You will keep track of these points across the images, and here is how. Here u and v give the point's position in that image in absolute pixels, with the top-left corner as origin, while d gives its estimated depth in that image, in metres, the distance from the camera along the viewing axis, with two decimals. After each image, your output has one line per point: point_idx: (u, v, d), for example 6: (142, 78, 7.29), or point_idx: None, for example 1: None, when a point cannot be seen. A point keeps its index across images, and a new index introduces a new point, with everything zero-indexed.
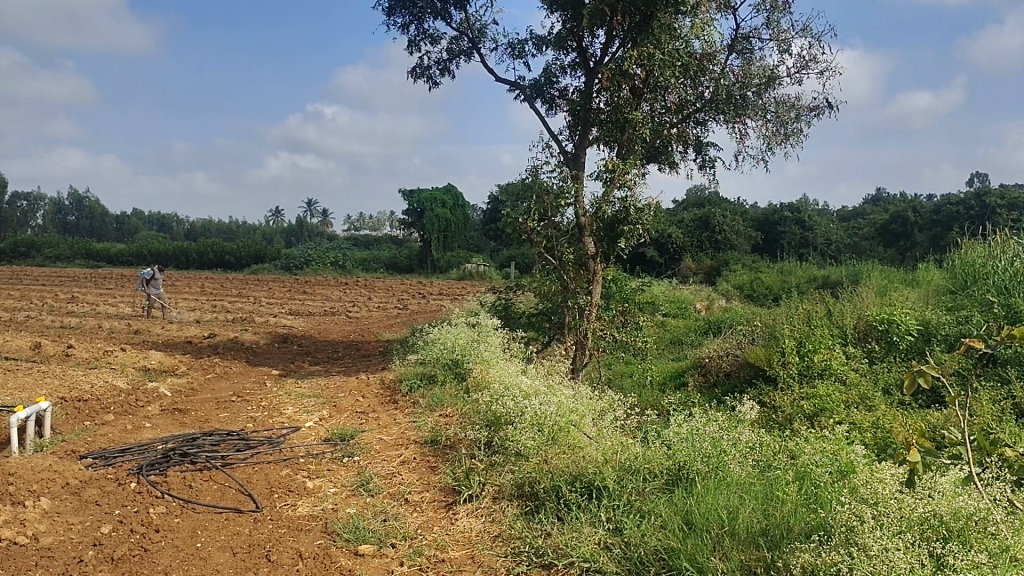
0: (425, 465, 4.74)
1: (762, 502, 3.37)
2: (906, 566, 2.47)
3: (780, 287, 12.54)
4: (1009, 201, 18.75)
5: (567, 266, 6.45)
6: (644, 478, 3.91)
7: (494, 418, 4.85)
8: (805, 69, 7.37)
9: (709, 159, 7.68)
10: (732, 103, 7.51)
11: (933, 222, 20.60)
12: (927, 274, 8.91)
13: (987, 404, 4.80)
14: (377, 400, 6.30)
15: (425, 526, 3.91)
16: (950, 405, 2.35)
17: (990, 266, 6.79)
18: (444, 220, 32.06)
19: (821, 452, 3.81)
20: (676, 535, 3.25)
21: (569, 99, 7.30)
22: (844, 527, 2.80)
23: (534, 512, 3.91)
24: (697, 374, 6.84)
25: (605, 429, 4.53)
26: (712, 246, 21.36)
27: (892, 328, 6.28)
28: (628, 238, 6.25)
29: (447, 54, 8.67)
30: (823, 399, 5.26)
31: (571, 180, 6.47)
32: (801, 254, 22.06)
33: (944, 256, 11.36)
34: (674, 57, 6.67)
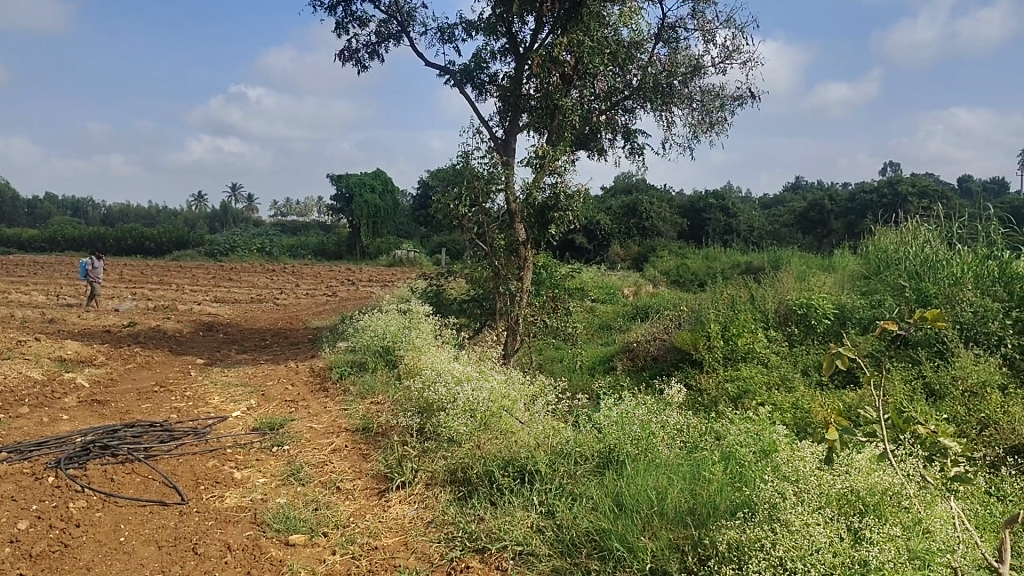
0: (356, 453, 4.70)
1: (689, 482, 3.46)
2: (825, 541, 2.59)
3: (705, 272, 12.85)
4: (919, 189, 19.61)
5: (498, 252, 6.46)
6: (575, 461, 3.96)
7: (426, 404, 4.85)
8: (729, 59, 7.51)
9: (637, 147, 7.76)
10: (658, 90, 7.59)
11: (849, 210, 21.35)
12: (842, 260, 9.25)
13: (899, 384, 5.02)
14: (306, 388, 6.21)
15: (357, 513, 3.89)
16: (865, 387, 2.44)
17: (902, 252, 7.08)
18: (373, 205, 31.71)
19: (745, 432, 3.94)
20: (607, 516, 3.31)
21: (499, 84, 7.26)
22: (767, 504, 2.90)
23: (466, 497, 3.92)
24: (625, 358, 6.96)
25: (536, 414, 4.57)
26: (640, 233, 21.69)
27: (811, 312, 6.50)
28: (558, 224, 6.35)
29: (376, 37, 8.54)
30: (746, 381, 5.42)
31: (501, 165, 6.42)
32: (725, 240, 22.62)
33: (859, 242, 11.85)
34: (603, 45, 6.73)
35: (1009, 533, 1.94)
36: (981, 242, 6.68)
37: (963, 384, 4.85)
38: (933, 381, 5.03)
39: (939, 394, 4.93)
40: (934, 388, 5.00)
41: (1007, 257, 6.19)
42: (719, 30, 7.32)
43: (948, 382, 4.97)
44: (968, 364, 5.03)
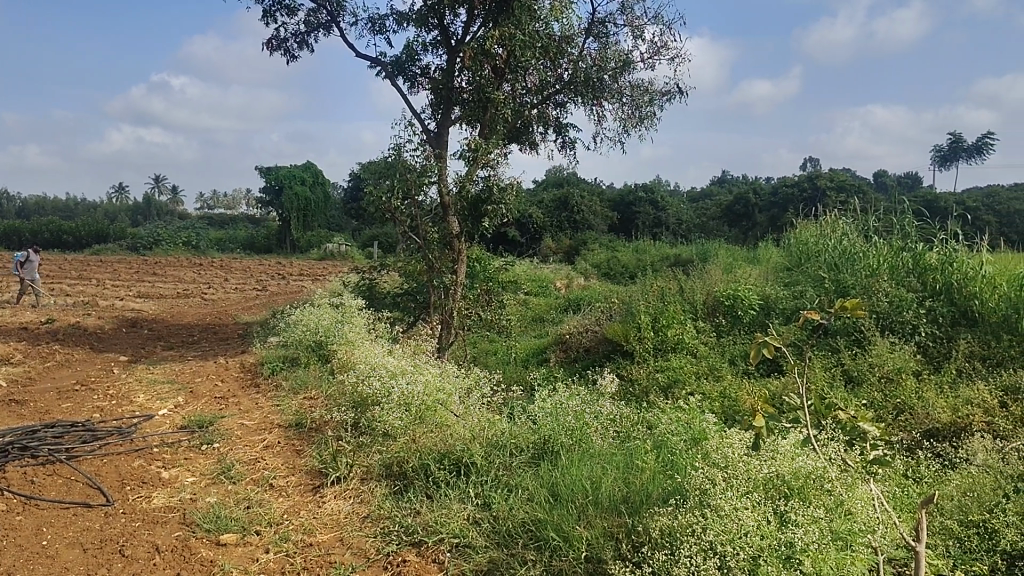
0: (289, 449, 4.64)
1: (623, 471, 3.52)
2: (753, 524, 2.68)
3: (635, 265, 13.08)
4: (837, 183, 20.34)
5: (431, 245, 6.43)
6: (511, 452, 3.99)
7: (361, 399, 4.82)
8: (658, 54, 7.62)
9: (568, 140, 7.82)
10: (589, 85, 7.63)
11: (772, 203, 21.94)
12: (766, 252, 9.54)
13: (820, 371, 5.21)
14: (237, 384, 6.09)
15: (291, 510, 3.84)
16: (788, 374, 2.55)
17: (822, 245, 7.33)
18: (303, 198, 31.25)
19: (676, 421, 4.03)
20: (543, 507, 3.36)
21: (431, 77, 7.21)
22: (698, 490, 2.99)
23: (403, 491, 3.91)
24: (558, 349, 7.03)
25: (471, 407, 4.58)
26: (571, 227, 21.88)
27: (737, 303, 6.68)
28: (491, 217, 6.36)
29: (305, 27, 8.39)
30: (676, 370, 5.54)
31: (434, 158, 6.39)
32: (654, 233, 23.03)
33: (781, 235, 12.24)
34: (534, 39, 6.76)
35: (924, 513, 2.03)
36: (897, 234, 6.95)
37: (880, 371, 5.06)
38: (851, 368, 5.23)
39: (857, 380, 5.13)
40: (853, 375, 5.19)
41: (920, 249, 6.47)
42: (648, 26, 7.42)
43: (866, 369, 5.16)
44: (885, 352, 5.24)
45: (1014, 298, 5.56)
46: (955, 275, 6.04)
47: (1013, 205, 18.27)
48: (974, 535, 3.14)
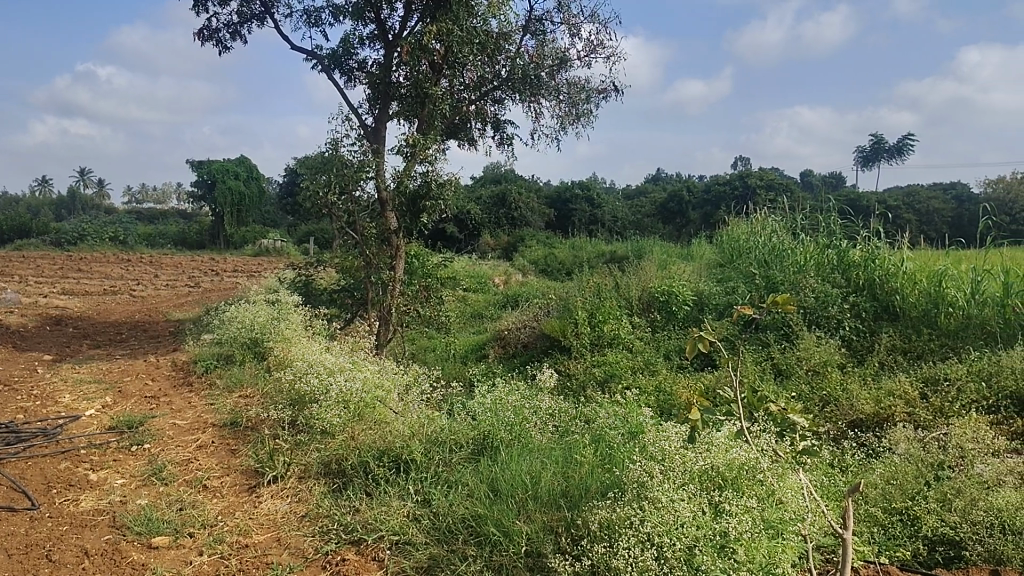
0: (223, 449, 4.55)
1: (562, 466, 3.56)
2: (689, 515, 2.75)
3: (572, 261, 13.19)
4: (766, 182, 20.87)
5: (369, 241, 6.35)
6: (450, 448, 3.99)
7: (298, 396, 4.75)
8: (595, 52, 7.69)
9: (506, 137, 7.82)
10: (527, 82, 7.57)
11: (704, 201, 22.40)
12: (699, 249, 9.73)
13: (751, 365, 5.34)
14: (168, 383, 5.94)
15: (226, 511, 3.77)
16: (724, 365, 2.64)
17: (753, 242, 7.52)
18: (236, 193, 30.65)
19: (613, 415, 4.08)
20: (482, 502, 3.37)
21: (367, 72, 7.08)
22: (635, 483, 3.05)
23: (341, 489, 3.88)
24: (497, 345, 7.04)
25: (410, 404, 4.56)
26: (509, 223, 21.92)
27: (672, 299, 6.79)
28: (429, 213, 6.38)
29: (238, 18, 8.21)
30: (613, 365, 5.62)
31: (371, 153, 6.33)
32: (590, 230, 23.26)
33: (713, 233, 12.51)
34: (472, 35, 6.74)
35: (850, 501, 2.13)
36: (823, 232, 7.19)
37: (807, 365, 5.22)
38: (780, 362, 5.37)
39: (786, 373, 5.28)
40: (782, 368, 5.34)
41: (845, 246, 6.70)
42: (584, 24, 7.47)
43: (795, 362, 5.32)
44: (811, 345, 5.41)
45: (933, 294, 5.84)
46: (878, 271, 6.29)
47: (931, 204, 19.08)
48: (898, 522, 3.28)
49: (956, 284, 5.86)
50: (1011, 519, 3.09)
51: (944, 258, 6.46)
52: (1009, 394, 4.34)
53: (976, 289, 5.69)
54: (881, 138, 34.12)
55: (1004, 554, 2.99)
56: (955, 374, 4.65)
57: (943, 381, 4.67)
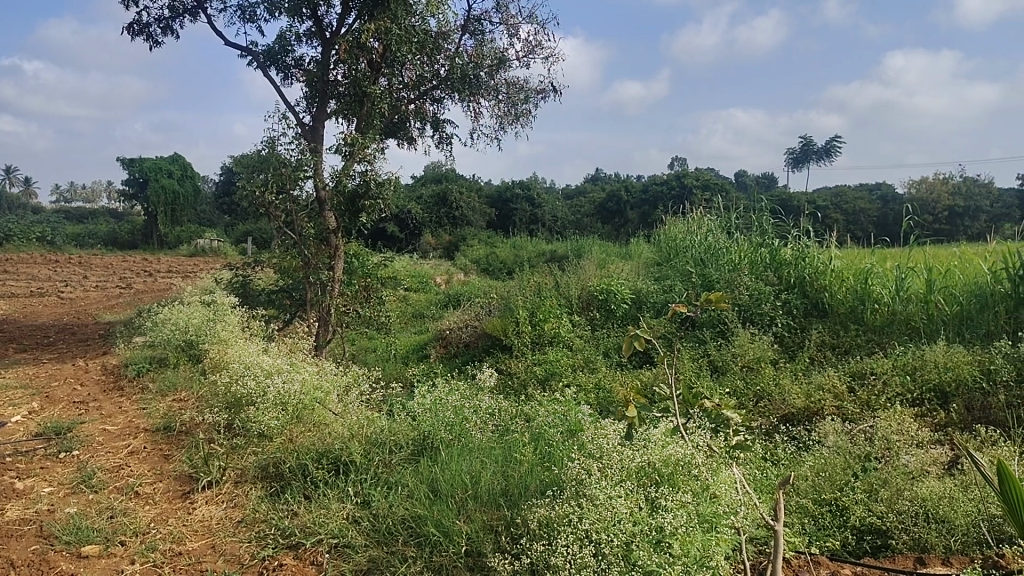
0: (156, 454, 4.45)
1: (502, 465, 3.58)
2: (626, 511, 2.79)
3: (513, 260, 13.24)
4: (702, 182, 21.26)
5: (308, 241, 6.21)
6: (390, 449, 3.97)
7: (235, 399, 4.66)
8: (534, 52, 7.72)
9: (446, 136, 7.79)
10: (465, 82, 7.54)
11: (641, 201, 22.68)
12: (638, 248, 9.86)
13: (688, 362, 5.43)
14: (98, 388, 5.78)
15: (159, 518, 3.69)
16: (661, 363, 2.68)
17: (690, 241, 7.65)
18: (170, 191, 29.98)
19: (553, 413, 4.10)
20: (422, 503, 3.37)
21: (303, 69, 6.95)
22: (574, 481, 3.08)
23: (279, 493, 3.82)
24: (438, 345, 7.02)
25: (350, 405, 4.54)
26: (450, 223, 21.88)
27: (611, 297, 6.86)
28: (369, 212, 6.35)
29: (169, 12, 8.02)
30: (553, 364, 5.66)
31: (309, 152, 6.24)
32: (531, 229, 23.36)
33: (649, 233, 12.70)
34: (410, 34, 6.69)
35: (780, 494, 2.23)
36: (756, 231, 7.36)
37: (741, 361, 5.33)
38: (716, 359, 5.48)
39: (721, 369, 5.39)
40: (717, 364, 5.45)
41: (777, 245, 6.86)
42: (523, 24, 7.49)
43: (730, 359, 5.43)
44: (746, 342, 5.53)
45: (860, 291, 6.03)
46: (808, 269, 6.46)
47: (857, 204, 19.71)
48: (828, 513, 3.38)
49: (882, 281, 6.06)
50: (933, 508, 3.22)
51: (871, 256, 6.69)
52: (931, 386, 4.51)
53: (900, 285, 5.90)
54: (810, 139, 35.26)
55: (927, 542, 3.12)
56: (881, 368, 4.81)
57: (869, 375, 4.83)
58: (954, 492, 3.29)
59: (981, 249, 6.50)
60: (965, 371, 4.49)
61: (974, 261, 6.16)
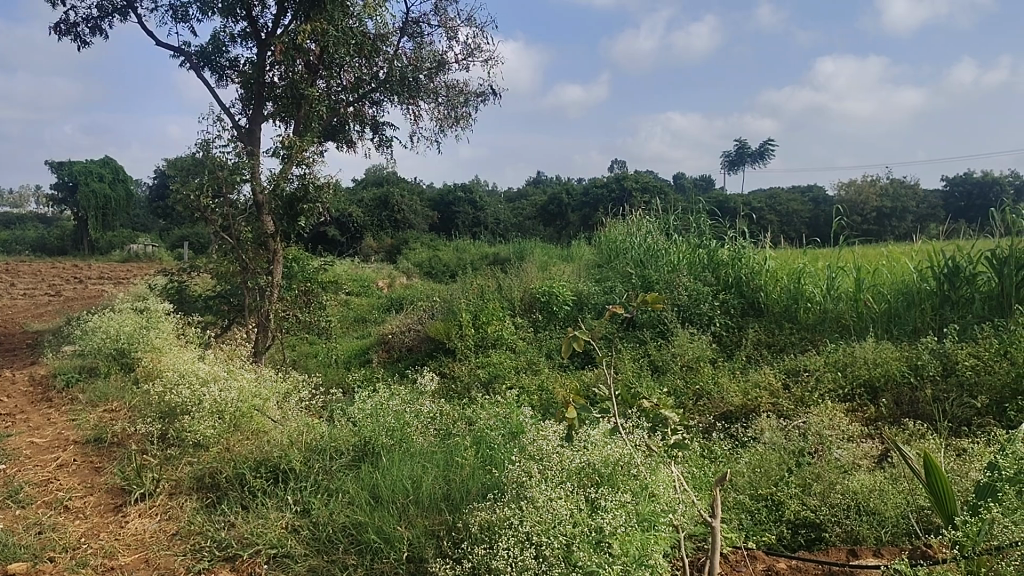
0: (87, 467, 4.32)
1: (443, 469, 3.56)
2: (566, 513, 2.80)
3: (455, 263, 13.23)
4: (641, 185, 21.56)
5: (245, 245, 6.10)
6: (331, 456, 3.92)
7: (169, 408, 4.55)
8: (473, 56, 7.71)
9: (385, 139, 7.73)
10: (405, 84, 7.49)
11: (582, 203, 22.88)
12: (579, 250, 9.94)
13: (628, 362, 5.49)
14: (26, 399, 5.58)
15: (89, 533, 3.58)
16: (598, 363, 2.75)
17: (630, 242, 7.74)
18: (102, 195, 29.19)
19: (495, 416, 4.10)
20: (363, 509, 3.34)
21: (238, 70, 6.81)
22: (515, 483, 3.09)
23: (216, 504, 3.74)
24: (381, 350, 6.96)
25: (289, 411, 4.48)
26: (392, 226, 21.74)
27: (552, 299, 6.89)
28: (308, 216, 6.29)
29: (98, 11, 7.80)
30: (496, 366, 5.66)
31: (246, 155, 6.12)
32: (474, 232, 23.38)
33: (588, 235, 12.82)
34: (348, 36, 6.62)
35: (719, 491, 2.45)
36: (694, 233, 7.48)
37: (681, 360, 5.41)
38: (656, 359, 5.54)
39: (662, 369, 5.45)
40: (658, 364, 5.50)
41: (714, 246, 6.98)
42: (462, 26, 7.47)
43: (669, 358, 5.50)
44: (685, 342, 5.61)
45: (793, 290, 6.18)
46: (744, 270, 6.59)
47: (790, 206, 20.24)
48: (764, 508, 3.44)
49: (815, 281, 6.22)
50: (865, 500, 3.31)
51: (804, 256, 6.86)
52: (862, 382, 4.64)
53: (832, 284, 6.06)
54: (745, 143, 36.21)
55: (860, 534, 3.19)
56: (814, 365, 4.93)
57: (803, 371, 4.95)
58: (884, 485, 3.39)
59: (908, 249, 6.71)
60: (893, 366, 4.62)
61: (902, 260, 6.36)
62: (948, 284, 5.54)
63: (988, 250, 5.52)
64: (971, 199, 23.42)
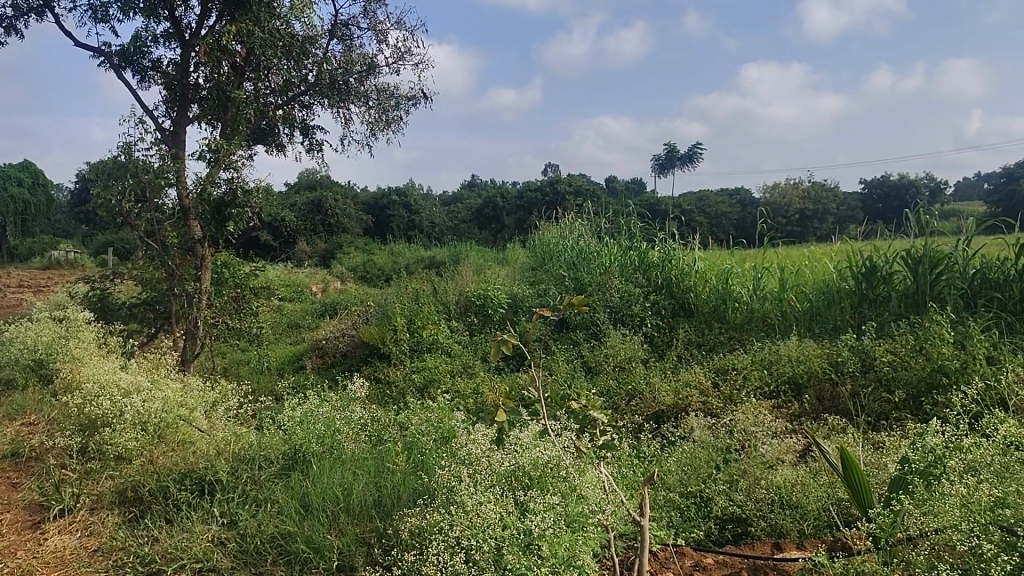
0: (3, 483, 4.15)
1: (374, 475, 3.53)
2: (495, 517, 2.80)
3: (390, 267, 13.15)
4: (575, 188, 21.77)
5: (171, 251, 5.94)
6: (260, 465, 3.85)
7: (90, 421, 4.41)
8: (404, 59, 7.66)
9: (316, 143, 7.63)
10: (334, 87, 7.41)
11: (517, 206, 22.98)
12: (514, 253, 9.97)
13: (562, 363, 5.53)
14: None
15: (5, 551, 3.44)
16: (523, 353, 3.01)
17: (563, 246, 7.81)
18: (21, 201, 28.19)
19: (427, 420, 4.08)
20: (292, 519, 3.29)
21: (161, 72, 6.63)
22: (445, 488, 3.07)
23: (139, 518, 3.64)
24: (314, 356, 6.86)
25: (218, 421, 4.41)
26: (326, 230, 21.53)
27: (488, 302, 6.90)
28: (236, 221, 6.18)
29: (14, 11, 7.52)
30: (432, 371, 5.63)
31: (170, 158, 5.96)
32: (409, 235, 23.28)
33: (520, 239, 12.88)
34: (275, 37, 6.54)
35: (648, 490, 2.50)
36: (625, 236, 7.58)
37: (614, 361, 5.46)
38: (589, 359, 5.59)
39: (595, 370, 5.50)
40: (591, 365, 5.55)
41: (645, 248, 7.08)
42: (392, 29, 7.42)
43: (602, 359, 5.55)
44: (617, 343, 5.67)
45: (722, 291, 6.30)
46: (674, 271, 6.71)
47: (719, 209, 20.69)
48: (693, 506, 3.49)
49: (741, 281, 6.36)
50: (788, 495, 3.39)
51: (732, 257, 7.00)
52: (787, 378, 4.75)
53: (758, 285, 6.20)
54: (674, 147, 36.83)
55: (784, 528, 3.26)
56: (742, 364, 5.04)
57: (731, 370, 5.05)
58: (806, 479, 3.48)
59: (829, 249, 6.92)
60: (816, 363, 4.75)
61: (823, 260, 6.57)
62: (867, 283, 5.72)
63: (903, 250, 5.72)
64: (888, 202, 24.18)
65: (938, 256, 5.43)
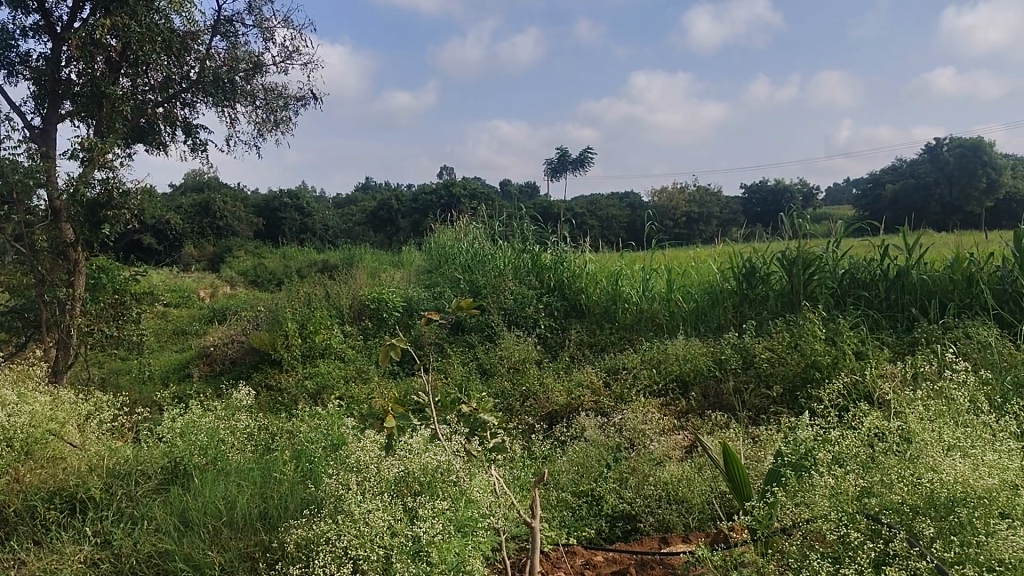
0: None
1: (260, 486, 3.42)
2: (384, 525, 2.74)
3: (278, 271, 12.84)
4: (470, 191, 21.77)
5: (42, 255, 5.61)
6: (137, 481, 3.68)
7: None
8: (292, 58, 7.48)
9: (200, 143, 7.35)
10: (218, 85, 7.17)
11: (412, 210, 22.82)
12: (409, 256, 9.90)
13: (457, 366, 5.51)
14: None
15: None
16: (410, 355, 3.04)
17: (458, 249, 7.80)
18: None
19: (316, 428, 4.00)
20: (171, 536, 3.15)
21: (29, 66, 6.25)
22: (333, 498, 3.00)
23: (4, 541, 3.41)
24: (201, 363, 6.63)
25: (92, 435, 4.19)
26: (214, 233, 20.86)
27: (382, 305, 6.81)
28: (112, 224, 5.92)
29: None
30: (324, 377, 5.52)
31: (40, 157, 5.62)
32: (301, 239, 22.80)
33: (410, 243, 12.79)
34: (153, 32, 6.27)
35: (537, 491, 2.52)
36: (517, 238, 7.64)
37: (508, 362, 5.47)
38: (484, 361, 5.60)
39: (489, 371, 5.50)
40: (485, 367, 5.56)
41: (537, 251, 7.15)
42: (279, 27, 7.23)
43: (497, 361, 5.57)
44: (511, 344, 5.69)
45: (611, 292, 6.43)
46: (566, 273, 6.81)
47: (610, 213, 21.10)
48: (584, 505, 3.52)
49: (631, 282, 6.51)
50: (673, 490, 3.47)
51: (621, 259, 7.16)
52: (674, 377, 4.88)
53: (646, 286, 6.36)
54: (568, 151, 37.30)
55: (670, 522, 3.34)
56: (632, 363, 5.14)
57: (622, 369, 5.15)
58: (691, 474, 3.57)
59: (712, 252, 7.17)
60: (701, 362, 4.90)
61: (707, 262, 6.80)
62: (747, 283, 5.94)
63: (780, 251, 5.99)
64: (767, 206, 25.21)
65: (811, 258, 5.71)
